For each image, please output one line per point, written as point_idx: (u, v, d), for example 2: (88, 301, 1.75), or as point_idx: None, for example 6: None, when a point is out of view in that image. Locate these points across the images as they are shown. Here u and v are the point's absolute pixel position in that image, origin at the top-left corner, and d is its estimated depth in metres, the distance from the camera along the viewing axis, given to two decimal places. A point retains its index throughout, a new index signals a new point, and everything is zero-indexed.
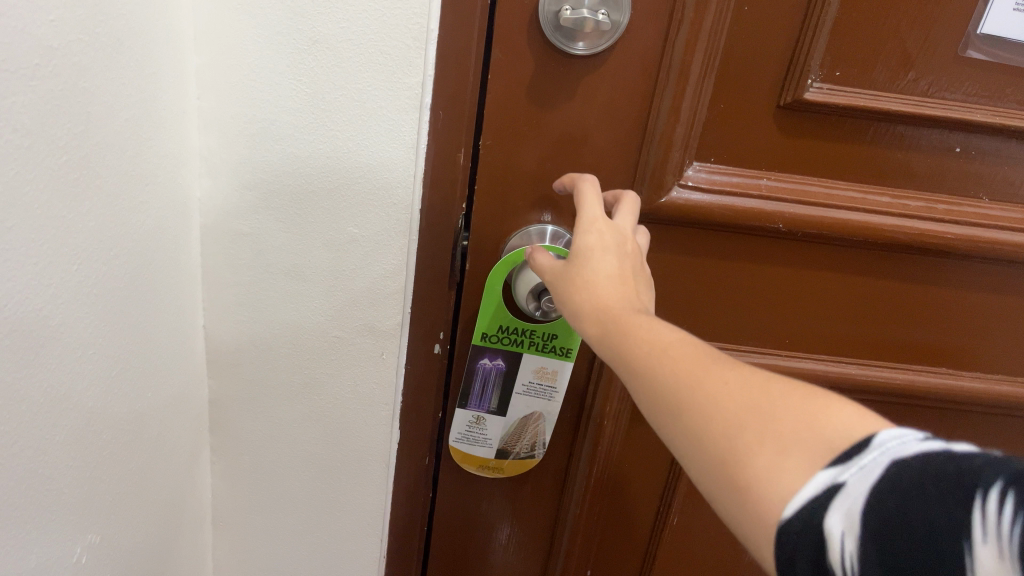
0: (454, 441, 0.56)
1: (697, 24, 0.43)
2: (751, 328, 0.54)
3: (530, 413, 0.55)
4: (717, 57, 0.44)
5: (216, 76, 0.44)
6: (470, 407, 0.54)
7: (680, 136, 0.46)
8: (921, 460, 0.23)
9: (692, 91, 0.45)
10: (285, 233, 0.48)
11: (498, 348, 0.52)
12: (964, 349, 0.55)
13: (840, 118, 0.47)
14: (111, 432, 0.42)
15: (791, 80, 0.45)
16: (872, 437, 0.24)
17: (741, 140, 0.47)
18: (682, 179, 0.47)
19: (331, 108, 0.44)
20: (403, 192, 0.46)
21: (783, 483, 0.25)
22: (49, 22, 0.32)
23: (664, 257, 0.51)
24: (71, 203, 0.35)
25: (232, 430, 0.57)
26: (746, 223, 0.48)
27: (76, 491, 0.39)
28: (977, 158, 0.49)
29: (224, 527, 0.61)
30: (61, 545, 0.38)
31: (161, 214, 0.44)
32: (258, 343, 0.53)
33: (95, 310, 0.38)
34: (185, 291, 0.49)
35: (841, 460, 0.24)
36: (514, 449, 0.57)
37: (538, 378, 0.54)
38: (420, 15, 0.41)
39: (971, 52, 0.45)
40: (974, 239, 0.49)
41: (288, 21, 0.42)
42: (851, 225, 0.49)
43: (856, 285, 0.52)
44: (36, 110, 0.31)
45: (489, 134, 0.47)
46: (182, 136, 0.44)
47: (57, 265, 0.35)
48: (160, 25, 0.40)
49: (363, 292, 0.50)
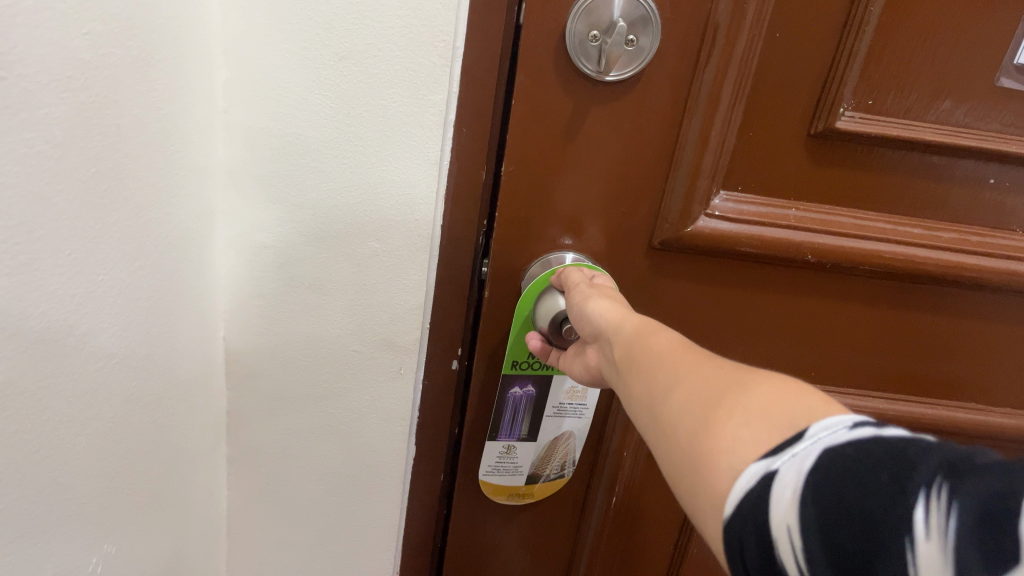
0: (483, 474, 0.56)
1: (729, 53, 0.41)
2: (773, 359, 0.52)
3: (559, 435, 0.55)
4: (749, 83, 0.43)
5: (242, 90, 0.44)
6: (501, 439, 0.54)
7: (710, 162, 0.44)
8: (856, 445, 0.21)
9: (723, 118, 0.43)
10: (307, 246, 0.48)
11: (529, 375, 0.52)
12: (992, 384, 0.53)
13: (871, 149, 0.45)
14: (131, 441, 0.42)
15: (823, 108, 0.44)
16: (804, 430, 0.22)
17: (769, 169, 0.46)
18: (710, 209, 0.46)
19: (356, 123, 0.44)
20: (426, 209, 0.47)
21: (734, 452, 0.23)
22: (82, 35, 0.32)
23: (690, 288, 0.49)
24: (99, 213, 0.35)
25: (248, 442, 0.57)
26: (774, 254, 0.47)
27: (94, 501, 0.39)
28: (1013, 190, 0.47)
29: (237, 539, 0.61)
30: (79, 554, 0.38)
31: (186, 225, 0.44)
32: (277, 356, 0.53)
33: (120, 320, 0.38)
34: (210, 300, 0.49)
35: (775, 451, 0.22)
36: (544, 471, 0.57)
37: (568, 399, 0.53)
38: (446, 33, 0.42)
39: (1004, 81, 0.44)
40: (1005, 273, 0.48)
41: (316, 37, 0.42)
42: (880, 256, 0.47)
43: (884, 317, 0.51)
44: (67, 123, 0.32)
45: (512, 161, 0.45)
46: (207, 148, 0.45)
47: (83, 274, 0.35)
48: (190, 35, 0.40)
49: (383, 306, 0.51)
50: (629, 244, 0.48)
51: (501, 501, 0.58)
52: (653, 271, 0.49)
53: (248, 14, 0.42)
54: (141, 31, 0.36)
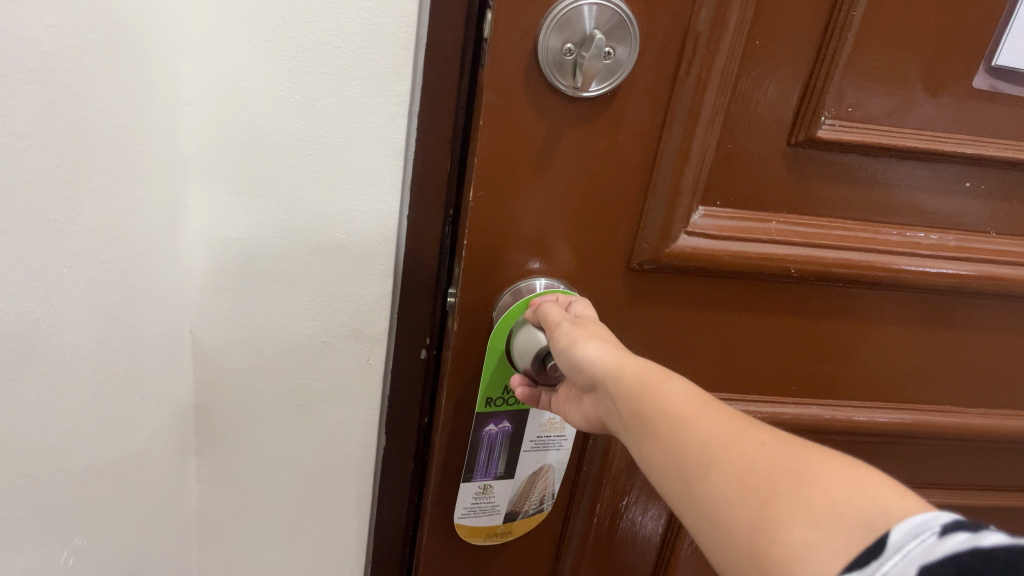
0: (458, 516, 0.51)
1: (710, 63, 0.38)
2: (753, 374, 0.50)
3: (538, 468, 0.51)
4: (729, 92, 0.39)
5: (204, 83, 0.43)
6: (476, 478, 0.50)
7: (691, 178, 0.41)
8: (955, 564, 0.20)
9: (703, 131, 0.40)
10: (274, 238, 0.48)
11: (503, 410, 0.48)
12: (966, 385, 0.53)
13: (852, 158, 0.43)
14: (97, 435, 0.42)
15: (803, 117, 0.41)
16: (886, 534, 0.21)
17: (748, 182, 0.43)
18: (689, 227, 0.42)
19: (320, 114, 0.44)
20: (392, 199, 0.47)
21: (809, 560, 0.22)
22: (44, 27, 0.32)
23: (667, 306, 0.46)
24: (64, 205, 0.35)
25: (217, 434, 0.56)
26: (758, 269, 0.44)
27: (59, 498, 0.39)
28: (988, 192, 0.46)
29: (208, 532, 0.60)
30: (45, 550, 0.38)
31: (152, 218, 0.43)
32: (245, 347, 0.52)
33: (85, 312, 0.38)
34: (176, 293, 0.48)
35: (858, 565, 0.21)
36: (524, 508, 0.52)
37: (547, 432, 0.49)
38: (409, 26, 0.42)
39: (979, 82, 0.42)
40: (983, 277, 0.47)
41: (278, 28, 0.41)
42: (865, 267, 0.45)
43: (863, 325, 0.49)
44: (31, 114, 0.32)
45: (476, 188, 0.40)
46: (171, 141, 0.43)
47: (46, 268, 0.34)
48: (150, 24, 0.39)
49: (351, 297, 0.50)
50: (604, 265, 0.44)
51: (477, 541, 0.53)
52: (629, 293, 0.45)
53: (208, 6, 0.41)
54: (97, 21, 0.35)
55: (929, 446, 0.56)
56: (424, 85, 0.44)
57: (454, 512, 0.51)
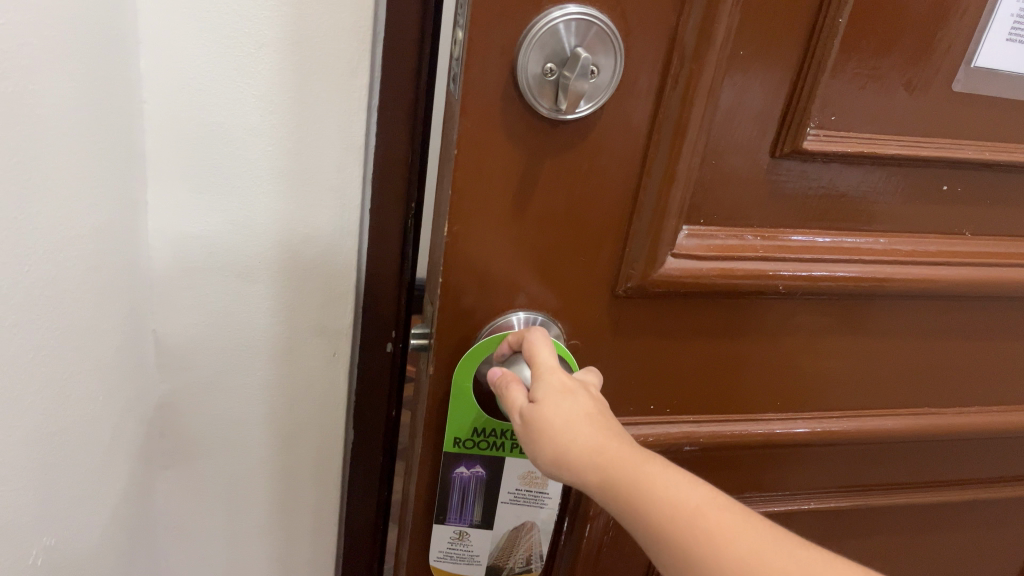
0: (434, 559, 0.50)
1: (695, 78, 0.37)
2: (736, 390, 0.50)
3: (520, 525, 0.49)
4: (714, 106, 0.38)
5: (161, 82, 0.41)
6: (449, 522, 0.48)
7: (678, 199, 0.40)
8: None
9: (689, 149, 0.39)
10: (236, 235, 0.46)
11: (475, 454, 0.46)
12: (939, 383, 0.53)
13: (834, 169, 0.43)
14: (60, 440, 0.40)
15: (789, 129, 0.40)
16: None
17: (731, 198, 0.42)
18: (676, 248, 0.42)
19: (280, 108, 0.42)
20: (355, 192, 0.46)
21: None
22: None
23: (652, 329, 0.46)
24: (25, 205, 0.33)
25: (184, 433, 0.54)
26: (744, 287, 0.44)
27: (26, 506, 0.37)
28: (963, 193, 0.46)
29: (176, 534, 0.59)
30: (13, 560, 0.37)
31: (111, 215, 0.41)
32: (209, 344, 0.50)
33: (45, 316, 0.36)
34: (138, 293, 0.47)
35: None
36: (507, 563, 0.51)
37: (526, 484, 0.48)
38: (366, 19, 0.41)
39: (960, 85, 0.42)
40: (961, 279, 0.47)
41: (235, 23, 0.40)
42: (848, 279, 0.45)
43: (844, 335, 0.49)
44: None
45: (456, 219, 0.39)
46: (128, 139, 0.42)
47: (8, 267, 0.33)
48: (105, 15, 0.37)
49: (316, 291, 0.49)
50: (589, 289, 0.43)
51: None
52: (614, 318, 0.45)
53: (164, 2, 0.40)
54: (52, 11, 0.33)
55: (903, 445, 0.56)
56: (387, 79, 0.42)
57: (431, 555, 0.50)
